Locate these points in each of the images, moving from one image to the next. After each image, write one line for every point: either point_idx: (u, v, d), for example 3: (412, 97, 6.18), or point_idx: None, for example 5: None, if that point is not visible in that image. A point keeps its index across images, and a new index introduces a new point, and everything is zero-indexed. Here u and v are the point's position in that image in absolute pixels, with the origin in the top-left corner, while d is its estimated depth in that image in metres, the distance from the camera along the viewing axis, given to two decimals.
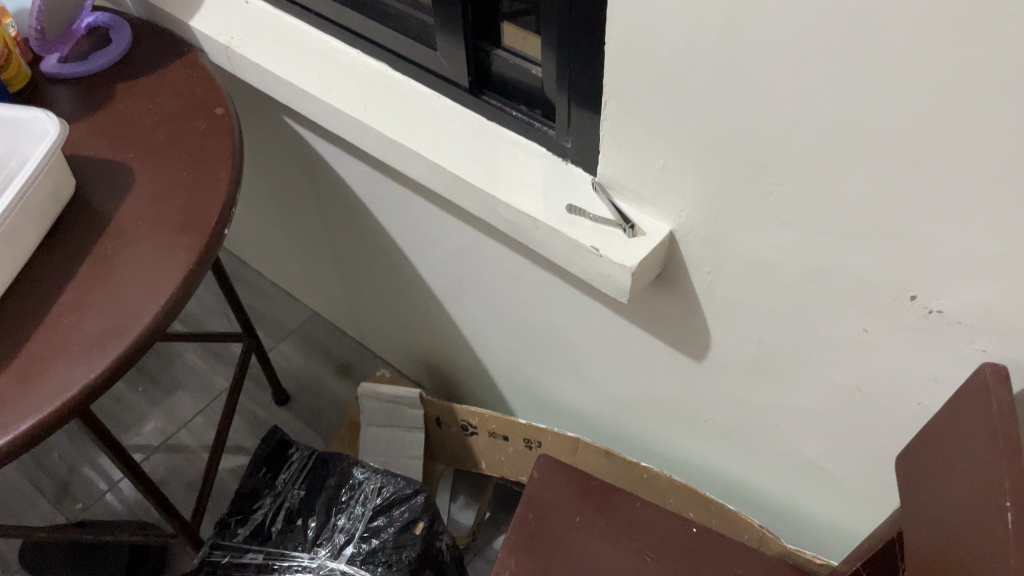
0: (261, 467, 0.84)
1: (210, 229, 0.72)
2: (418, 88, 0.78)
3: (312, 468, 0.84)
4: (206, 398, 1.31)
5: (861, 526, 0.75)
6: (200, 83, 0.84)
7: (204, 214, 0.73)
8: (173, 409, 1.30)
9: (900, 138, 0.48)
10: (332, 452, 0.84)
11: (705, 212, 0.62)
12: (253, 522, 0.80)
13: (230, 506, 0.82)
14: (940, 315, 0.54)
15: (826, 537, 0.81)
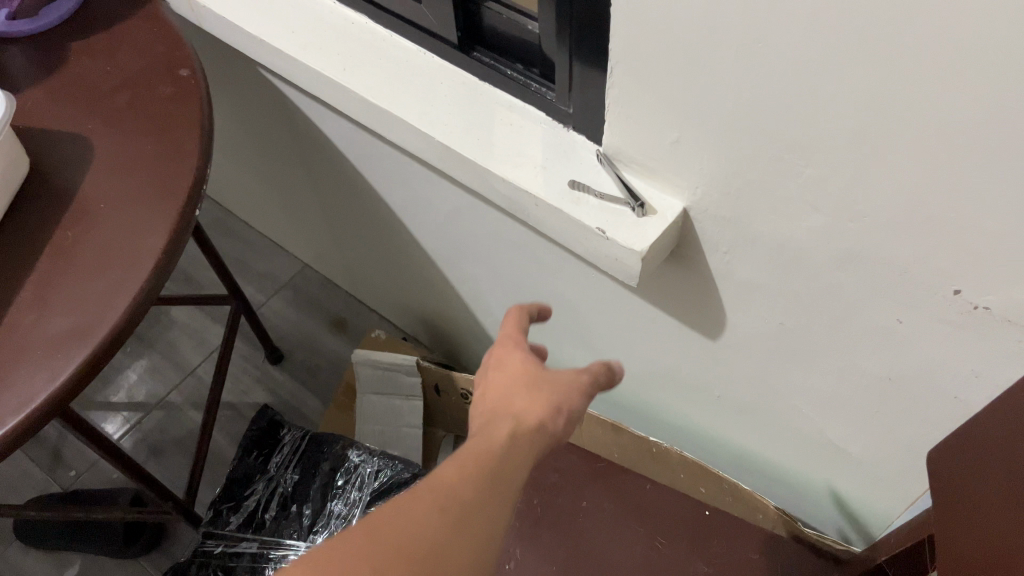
0: (252, 451, 0.81)
1: (179, 211, 0.66)
2: (402, 44, 0.71)
3: (305, 451, 0.80)
4: (198, 357, 1.27)
5: (883, 505, 0.72)
6: (164, 40, 0.76)
7: (172, 193, 0.66)
8: (163, 370, 1.26)
9: (955, 121, 0.42)
10: (326, 433, 0.80)
11: (723, 190, 0.56)
12: (246, 510, 0.77)
13: (221, 492, 0.79)
14: (987, 312, 0.49)
15: (845, 513, 0.77)
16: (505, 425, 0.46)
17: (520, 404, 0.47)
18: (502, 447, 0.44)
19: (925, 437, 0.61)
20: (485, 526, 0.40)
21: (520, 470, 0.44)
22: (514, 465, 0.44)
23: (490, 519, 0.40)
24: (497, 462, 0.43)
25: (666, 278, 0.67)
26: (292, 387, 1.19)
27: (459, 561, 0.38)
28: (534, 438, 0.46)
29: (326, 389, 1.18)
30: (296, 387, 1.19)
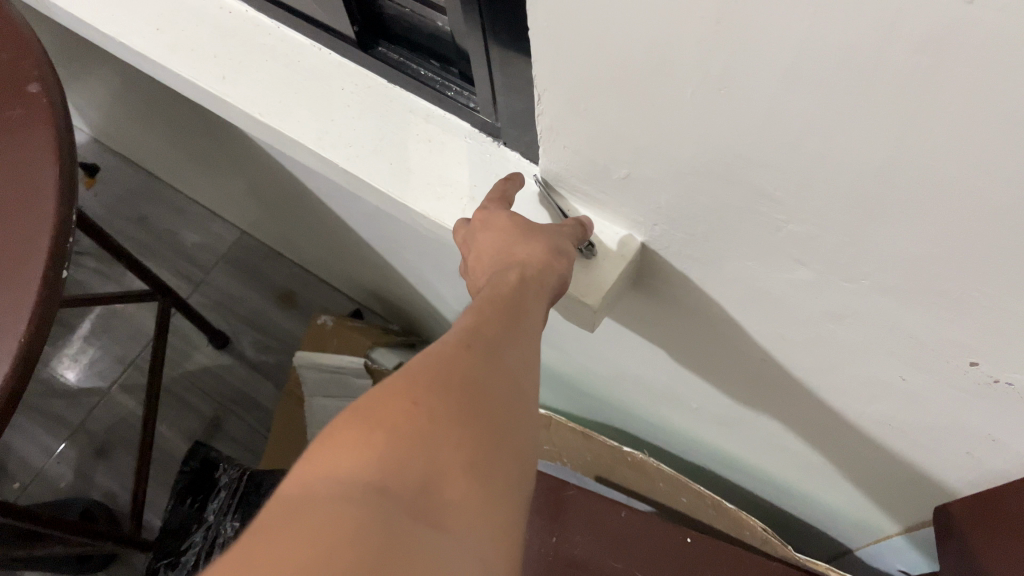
0: (186, 499, 0.74)
1: (40, 273, 0.54)
2: (292, 37, 0.58)
3: (243, 493, 0.72)
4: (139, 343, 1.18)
5: (881, 517, 0.65)
6: (7, 43, 0.63)
7: (29, 250, 0.55)
8: (101, 361, 1.16)
9: (982, 198, 0.32)
10: (264, 472, 0.72)
11: (685, 231, 0.46)
12: (184, 566, 0.69)
13: (156, 550, 0.72)
14: (1008, 387, 0.40)
15: (838, 515, 0.71)
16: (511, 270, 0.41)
17: (528, 251, 0.43)
18: (519, 288, 0.40)
19: (930, 477, 0.54)
20: (528, 346, 0.35)
21: (539, 300, 0.40)
22: (535, 300, 0.40)
23: (527, 339, 0.36)
24: (518, 294, 0.39)
25: (628, 303, 0.57)
26: (241, 372, 1.10)
27: (517, 366, 0.33)
28: (544, 271, 0.42)
29: (279, 371, 1.10)
30: (247, 371, 1.10)
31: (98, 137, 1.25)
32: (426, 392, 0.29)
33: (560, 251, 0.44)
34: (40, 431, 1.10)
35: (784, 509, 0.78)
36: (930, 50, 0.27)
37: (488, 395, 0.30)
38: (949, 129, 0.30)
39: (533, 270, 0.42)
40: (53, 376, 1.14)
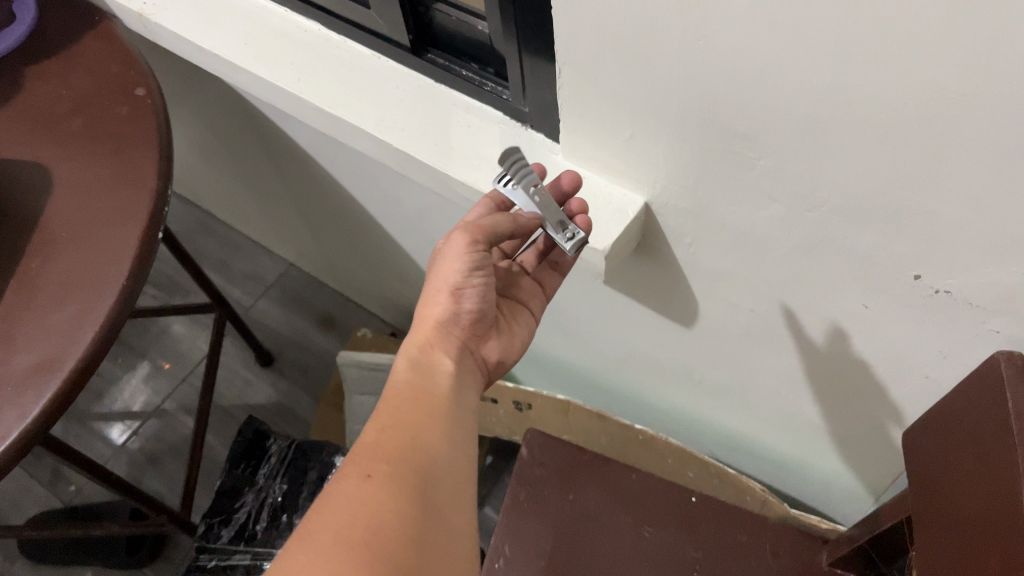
0: (239, 463, 0.83)
1: (146, 222, 0.66)
2: (355, 49, 0.71)
3: (291, 461, 0.82)
4: (192, 362, 1.35)
5: (868, 478, 0.73)
6: (118, 58, 0.77)
7: (135, 206, 0.67)
8: (159, 378, 1.32)
9: (905, 111, 0.41)
10: (310, 441, 0.82)
11: (681, 183, 0.55)
12: (236, 522, 0.78)
13: (211, 506, 0.80)
14: (948, 296, 0.48)
15: (832, 487, 0.79)
16: (414, 342, 0.58)
17: (430, 314, 0.58)
18: (412, 364, 0.56)
19: (900, 415, 0.62)
20: (427, 426, 0.51)
21: (438, 369, 0.56)
22: (429, 373, 0.56)
23: (421, 421, 0.51)
24: (415, 377, 0.55)
25: (635, 271, 0.66)
26: (281, 386, 1.22)
27: (448, 505, 0.48)
28: (443, 336, 0.58)
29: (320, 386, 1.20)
30: (287, 386, 1.22)
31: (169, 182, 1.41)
32: (370, 535, 0.43)
33: (455, 294, 0.58)
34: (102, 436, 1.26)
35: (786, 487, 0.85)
36: None
37: (420, 535, 0.44)
38: (869, 51, 0.39)
39: (428, 343, 0.57)
40: (117, 392, 1.31)
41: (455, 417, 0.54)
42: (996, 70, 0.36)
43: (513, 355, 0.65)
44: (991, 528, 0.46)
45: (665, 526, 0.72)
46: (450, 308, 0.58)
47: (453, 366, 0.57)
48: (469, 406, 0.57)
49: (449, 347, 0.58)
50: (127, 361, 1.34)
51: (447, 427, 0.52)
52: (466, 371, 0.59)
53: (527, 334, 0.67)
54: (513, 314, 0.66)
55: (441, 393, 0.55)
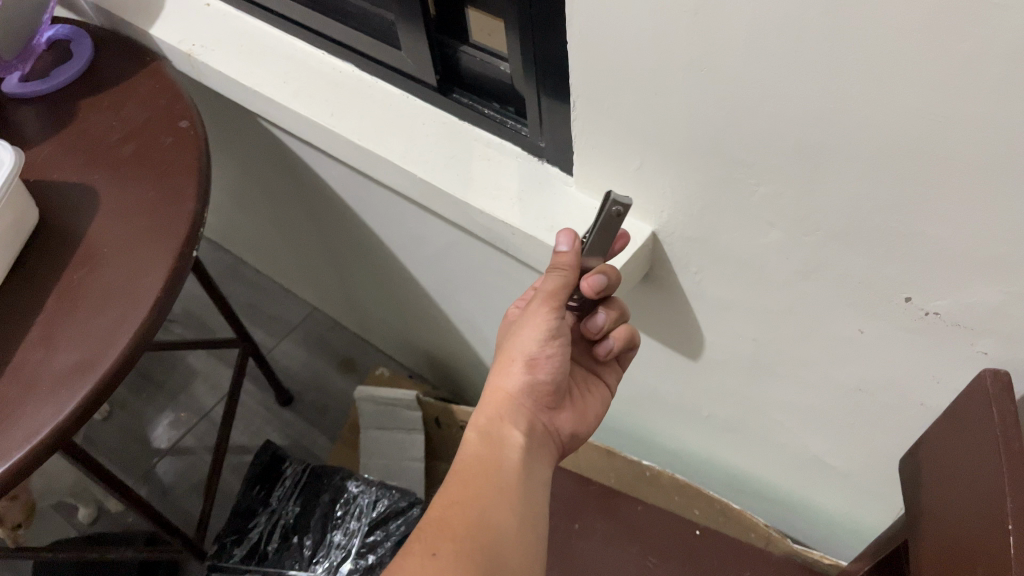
0: (256, 485, 0.98)
1: (182, 243, 0.70)
2: (387, 89, 0.77)
3: (305, 483, 0.97)
4: (215, 397, 1.41)
5: (876, 514, 0.74)
6: (167, 95, 0.82)
7: (173, 226, 0.71)
8: (181, 413, 1.39)
9: (890, 137, 0.44)
10: (322, 468, 0.97)
11: (686, 213, 0.59)
12: (249, 542, 0.92)
13: (227, 525, 0.94)
14: (937, 317, 0.51)
15: (841, 525, 0.80)
16: (484, 412, 0.58)
17: (504, 386, 0.58)
18: (484, 436, 0.56)
19: (898, 445, 0.64)
20: (495, 501, 0.52)
21: (507, 441, 0.56)
22: (499, 445, 0.56)
23: (489, 495, 0.52)
24: (486, 450, 0.55)
25: (644, 302, 0.70)
26: (300, 425, 1.26)
27: None
28: (513, 407, 0.58)
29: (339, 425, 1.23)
30: (306, 425, 1.26)
31: (207, 232, 1.49)
32: None
33: (528, 363, 0.58)
34: (124, 469, 1.31)
35: (796, 525, 0.86)
36: (829, 16, 0.40)
37: None
38: (854, 79, 0.42)
39: (500, 416, 0.57)
40: (142, 427, 1.37)
41: (526, 493, 0.54)
42: (972, 97, 0.39)
43: (587, 427, 0.65)
44: (976, 545, 0.47)
45: (667, 558, 0.75)
46: (525, 379, 0.58)
47: (524, 440, 0.57)
48: (539, 483, 0.56)
49: (520, 420, 0.58)
50: (153, 399, 1.40)
51: (517, 504, 0.53)
52: (535, 444, 0.59)
53: (600, 407, 0.67)
54: (585, 385, 0.67)
55: (514, 468, 0.55)
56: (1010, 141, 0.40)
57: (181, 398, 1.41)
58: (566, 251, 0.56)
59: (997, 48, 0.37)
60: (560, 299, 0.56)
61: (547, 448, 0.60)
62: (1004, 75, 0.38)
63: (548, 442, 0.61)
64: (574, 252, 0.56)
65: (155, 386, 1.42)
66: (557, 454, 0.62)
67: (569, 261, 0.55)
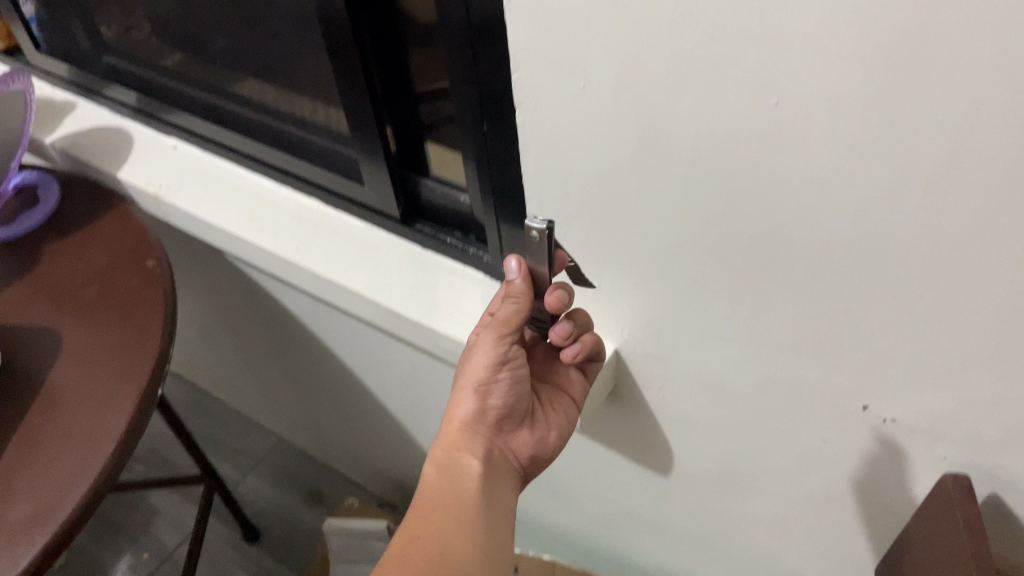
0: None
1: (146, 384, 0.70)
2: (351, 222, 0.80)
3: None
4: (178, 537, 1.36)
5: None
6: (132, 235, 0.84)
7: (137, 367, 0.71)
8: (142, 556, 1.33)
9: (830, 253, 0.47)
10: None
11: (646, 331, 0.61)
12: None
13: None
14: (895, 424, 0.53)
15: None
16: (441, 446, 0.61)
17: (457, 415, 0.61)
18: (442, 469, 0.59)
19: (873, 555, 0.64)
20: (456, 528, 0.55)
21: (462, 472, 0.59)
22: (456, 476, 0.59)
23: (452, 528, 0.55)
24: (444, 483, 0.58)
25: (611, 419, 0.71)
26: (267, 562, 1.22)
27: None
28: (467, 436, 0.61)
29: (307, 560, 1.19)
30: (273, 562, 1.22)
31: (173, 365, 1.49)
32: None
33: (479, 390, 0.60)
34: None
35: None
36: (763, 145, 0.44)
37: None
38: (790, 199, 0.46)
39: (457, 446, 0.60)
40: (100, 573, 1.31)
41: (487, 518, 0.57)
42: (901, 214, 0.42)
43: (549, 449, 0.67)
44: None
45: None
46: (476, 406, 0.61)
47: (479, 467, 0.60)
48: (498, 507, 0.59)
49: (474, 448, 0.61)
50: (113, 541, 1.35)
51: (478, 529, 0.56)
52: (493, 468, 0.61)
53: (565, 424, 0.67)
54: (550, 402, 0.67)
55: (470, 496, 0.58)
56: (941, 255, 0.43)
57: (142, 539, 1.36)
58: (517, 282, 0.56)
59: (918, 171, 0.40)
60: (508, 325, 0.57)
61: (505, 474, 0.62)
62: (928, 194, 0.41)
63: (506, 467, 0.63)
64: (525, 284, 0.56)
65: (115, 528, 1.37)
66: (515, 478, 0.64)
67: (519, 291, 0.56)
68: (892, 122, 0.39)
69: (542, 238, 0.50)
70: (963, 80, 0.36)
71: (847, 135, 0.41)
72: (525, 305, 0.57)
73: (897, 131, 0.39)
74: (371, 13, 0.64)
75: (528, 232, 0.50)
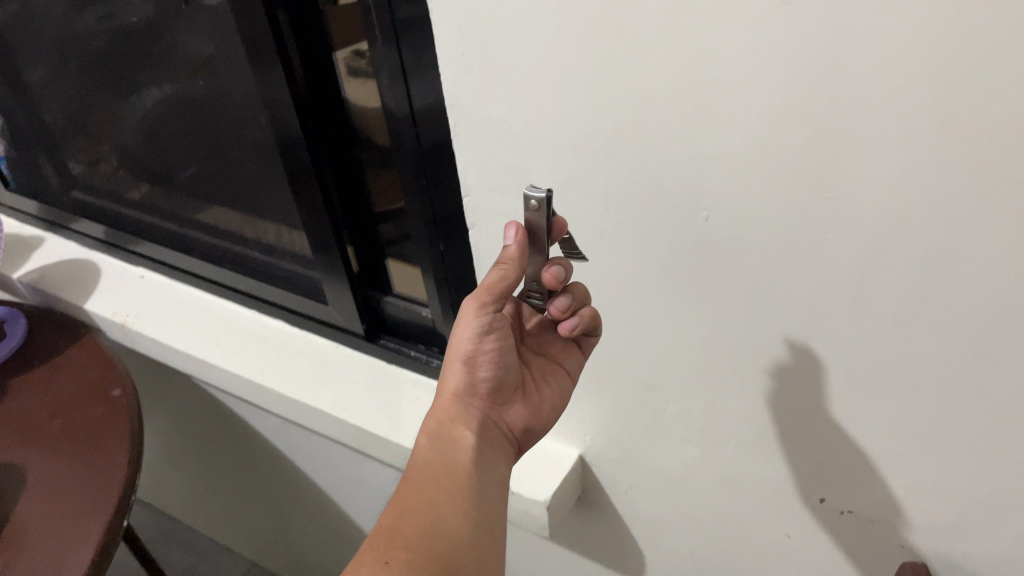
0: None
1: (111, 515, 0.69)
2: (317, 341, 0.82)
3: None
4: None
5: None
6: (98, 364, 0.85)
7: (102, 498, 0.70)
8: None
9: (771, 350, 0.50)
10: None
11: (607, 435, 0.64)
12: None
13: None
14: (853, 515, 0.54)
15: None
16: (433, 418, 0.52)
17: (447, 386, 0.53)
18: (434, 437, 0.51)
19: None
20: (449, 503, 0.48)
21: (458, 444, 0.51)
22: (449, 449, 0.51)
23: (444, 501, 0.47)
24: (435, 454, 0.50)
25: (581, 528, 0.72)
26: None
27: None
28: (461, 409, 0.52)
29: None
30: None
31: (140, 495, 1.46)
32: None
33: (468, 363, 0.52)
34: None
35: None
36: (698, 252, 0.49)
37: None
38: (725, 301, 0.50)
39: (450, 417, 0.52)
40: None
41: (482, 495, 0.49)
42: (832, 310, 0.46)
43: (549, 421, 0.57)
44: None
45: None
46: (466, 378, 0.53)
47: (478, 441, 0.52)
48: (498, 479, 0.51)
49: (471, 422, 0.52)
50: None
51: (473, 507, 0.48)
52: (494, 442, 0.53)
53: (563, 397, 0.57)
54: (542, 375, 0.57)
55: (465, 468, 0.50)
56: (871, 346, 0.46)
57: None
58: (511, 246, 0.48)
59: (840, 269, 0.44)
60: (497, 292, 0.50)
61: (502, 449, 0.53)
62: (854, 289, 0.44)
63: (505, 442, 0.54)
64: (521, 248, 0.48)
65: None
66: (514, 455, 0.55)
67: (512, 257, 0.48)
68: (814, 225, 0.44)
69: (541, 207, 0.45)
70: (876, 187, 0.40)
71: (778, 238, 0.45)
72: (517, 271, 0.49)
73: (818, 233, 0.44)
74: (329, 143, 0.68)
75: (527, 201, 0.45)
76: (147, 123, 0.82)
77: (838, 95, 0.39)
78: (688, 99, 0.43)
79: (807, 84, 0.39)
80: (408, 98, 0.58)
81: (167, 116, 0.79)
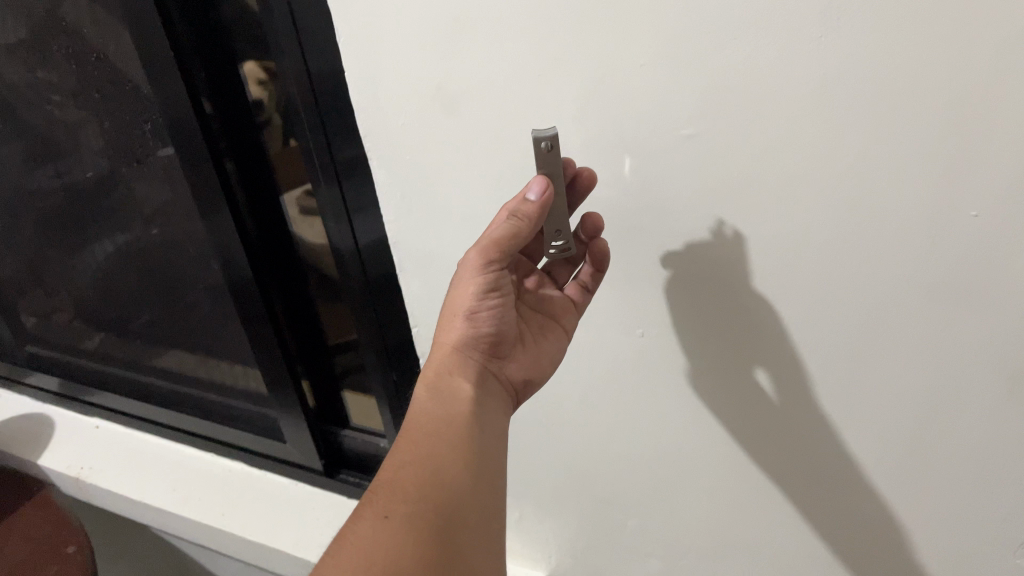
0: None
1: None
2: (275, 479, 0.81)
3: None
4: None
5: None
6: (53, 522, 0.82)
7: None
8: None
9: (719, 462, 0.54)
10: None
11: (573, 552, 0.67)
12: None
13: None
14: None
15: None
16: (429, 369, 0.48)
17: (446, 338, 0.48)
18: (433, 388, 0.47)
19: None
20: (453, 454, 0.44)
21: (457, 398, 0.47)
22: (448, 402, 0.46)
23: (445, 451, 0.44)
24: (433, 408, 0.46)
25: None
26: None
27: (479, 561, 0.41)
28: (460, 365, 0.48)
29: None
30: None
31: None
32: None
33: (471, 318, 0.47)
34: None
35: None
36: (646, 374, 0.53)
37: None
38: (675, 417, 0.54)
39: (447, 371, 0.47)
40: None
41: (484, 448, 0.45)
42: (772, 421, 0.50)
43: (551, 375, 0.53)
44: None
45: None
46: (468, 331, 0.48)
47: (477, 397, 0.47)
48: (499, 433, 0.47)
49: (470, 375, 0.48)
50: None
51: (477, 459, 0.44)
52: (493, 399, 0.49)
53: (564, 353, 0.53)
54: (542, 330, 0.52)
55: (467, 421, 0.46)
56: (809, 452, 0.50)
57: None
58: (534, 203, 0.44)
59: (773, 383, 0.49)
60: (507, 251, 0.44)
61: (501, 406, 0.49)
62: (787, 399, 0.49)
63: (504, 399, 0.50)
64: (542, 206, 0.44)
65: None
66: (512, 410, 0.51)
67: (530, 215, 0.44)
68: (745, 345, 0.48)
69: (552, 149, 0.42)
70: (797, 305, 0.45)
71: (715, 360, 0.50)
72: (533, 229, 0.44)
73: (749, 351, 0.48)
74: (279, 283, 0.70)
75: (538, 143, 0.42)
76: (101, 275, 0.83)
77: (755, 225, 0.43)
78: (626, 232, 0.48)
79: (728, 217, 0.44)
80: (353, 236, 0.61)
81: (120, 265, 0.80)
